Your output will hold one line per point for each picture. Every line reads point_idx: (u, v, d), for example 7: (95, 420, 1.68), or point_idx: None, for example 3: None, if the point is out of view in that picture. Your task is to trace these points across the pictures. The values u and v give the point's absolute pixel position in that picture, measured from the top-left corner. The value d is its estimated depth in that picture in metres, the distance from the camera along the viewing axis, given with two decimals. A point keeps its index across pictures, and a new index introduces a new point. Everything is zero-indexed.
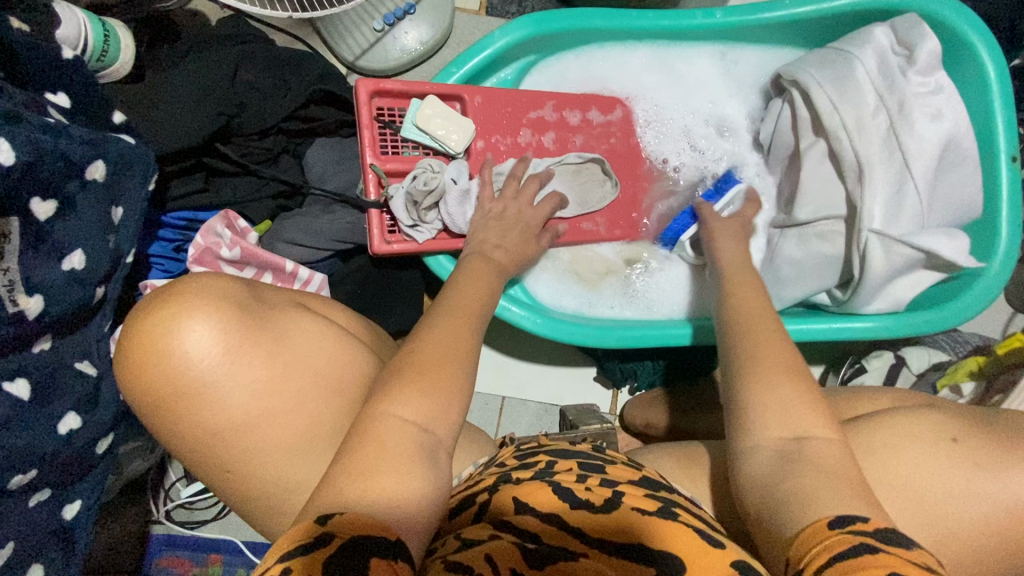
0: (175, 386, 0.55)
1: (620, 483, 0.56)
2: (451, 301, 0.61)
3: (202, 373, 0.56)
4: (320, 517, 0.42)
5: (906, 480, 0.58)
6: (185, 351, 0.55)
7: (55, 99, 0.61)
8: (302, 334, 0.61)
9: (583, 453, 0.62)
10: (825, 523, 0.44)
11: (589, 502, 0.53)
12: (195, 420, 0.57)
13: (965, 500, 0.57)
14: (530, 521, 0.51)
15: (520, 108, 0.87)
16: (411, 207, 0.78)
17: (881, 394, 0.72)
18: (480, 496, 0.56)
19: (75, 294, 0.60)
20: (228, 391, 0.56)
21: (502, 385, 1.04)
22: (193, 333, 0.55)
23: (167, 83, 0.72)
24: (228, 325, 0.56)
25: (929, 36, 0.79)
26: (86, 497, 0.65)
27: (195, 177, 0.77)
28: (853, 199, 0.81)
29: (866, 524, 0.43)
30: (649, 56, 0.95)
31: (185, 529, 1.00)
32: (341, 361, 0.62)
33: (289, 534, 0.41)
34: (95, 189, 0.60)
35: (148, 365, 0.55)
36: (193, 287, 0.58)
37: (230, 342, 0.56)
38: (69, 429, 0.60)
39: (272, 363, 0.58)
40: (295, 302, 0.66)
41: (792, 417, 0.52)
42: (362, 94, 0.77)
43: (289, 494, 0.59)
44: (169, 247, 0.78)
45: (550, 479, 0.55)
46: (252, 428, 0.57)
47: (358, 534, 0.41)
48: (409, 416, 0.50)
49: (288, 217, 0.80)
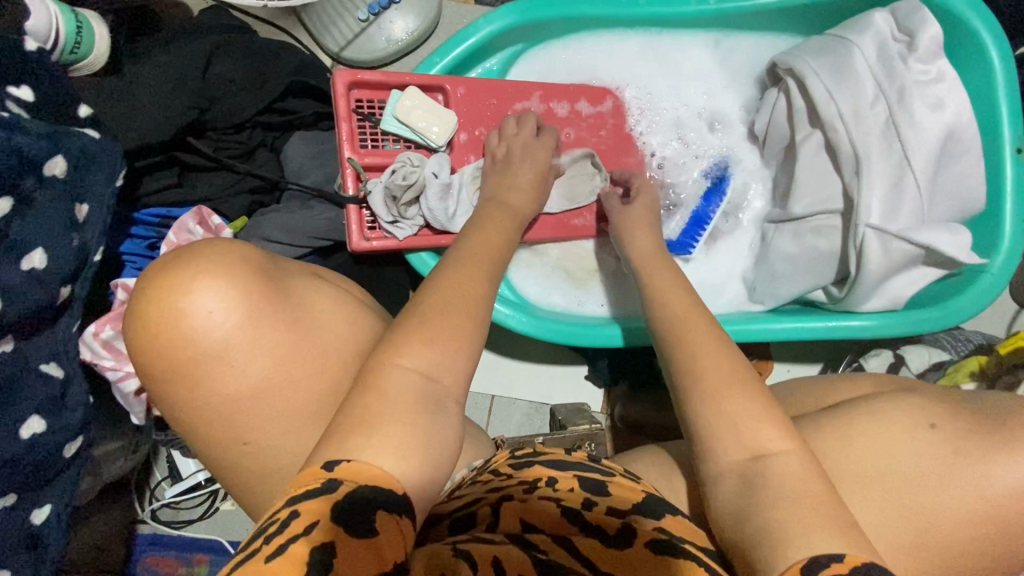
0: (196, 350, 0.53)
1: (629, 513, 0.53)
2: (459, 256, 0.59)
3: (225, 335, 0.53)
4: (326, 462, 0.42)
5: (883, 467, 0.57)
6: (205, 313, 0.52)
7: (17, 93, 0.59)
8: (321, 302, 0.59)
9: (581, 464, 0.59)
10: (798, 569, 0.42)
11: (601, 530, 0.51)
12: (216, 386, 0.54)
13: (946, 489, 0.56)
14: (540, 539, 0.51)
15: (505, 100, 0.84)
16: (390, 202, 0.75)
17: (856, 379, 0.71)
18: (483, 508, 0.53)
19: (36, 295, 0.58)
20: (250, 355, 0.54)
21: (491, 384, 1.02)
22: (214, 295, 0.53)
23: (138, 74, 0.70)
24: (246, 289, 0.54)
25: (930, 22, 0.75)
26: (57, 502, 0.61)
27: (168, 172, 0.75)
28: (851, 192, 0.78)
29: (841, 565, 0.42)
30: (641, 44, 0.91)
31: (172, 529, 0.96)
32: (359, 329, 0.60)
33: (298, 478, 0.41)
34: (54, 186, 0.58)
35: (167, 327, 0.52)
36: (214, 248, 0.56)
37: (248, 307, 0.54)
38: (31, 433, 0.58)
39: (293, 329, 0.56)
40: (311, 272, 0.64)
41: (746, 434, 0.51)
42: (339, 86, 0.75)
43: (257, 501, 0.57)
44: (142, 244, 0.76)
45: (559, 502, 0.54)
46: (218, 431, 0.55)
47: (366, 484, 0.41)
48: (412, 365, 0.48)
49: (266, 213, 0.78)
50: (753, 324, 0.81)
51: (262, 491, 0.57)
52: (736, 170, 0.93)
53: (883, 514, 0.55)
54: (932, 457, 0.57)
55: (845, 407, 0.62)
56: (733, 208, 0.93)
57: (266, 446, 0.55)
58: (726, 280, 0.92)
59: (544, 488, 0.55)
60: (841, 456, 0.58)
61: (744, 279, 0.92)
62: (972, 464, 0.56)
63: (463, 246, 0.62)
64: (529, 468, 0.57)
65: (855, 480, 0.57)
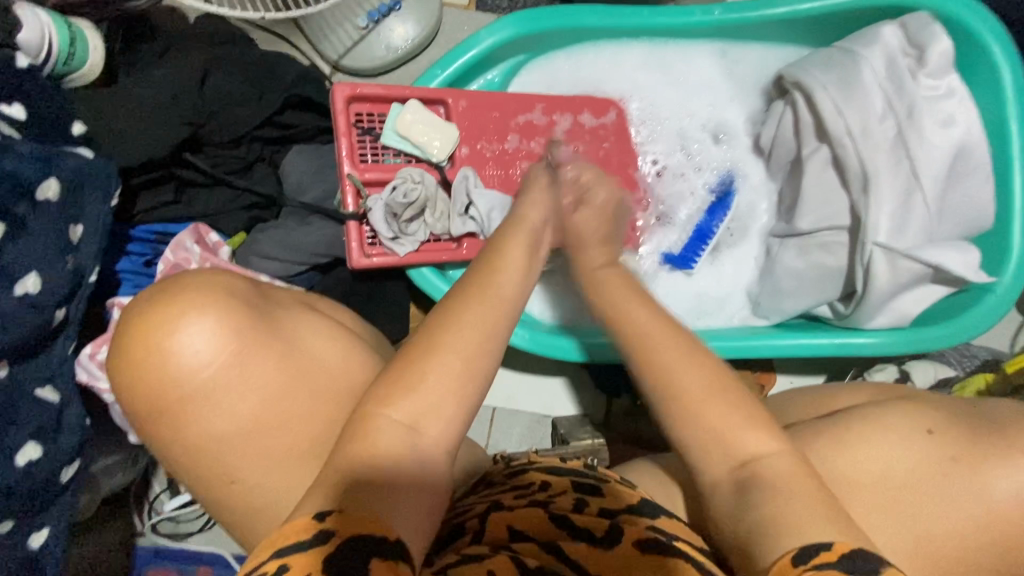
0: (183, 390, 0.52)
1: (620, 512, 0.52)
2: (466, 282, 0.56)
3: (213, 374, 0.52)
4: (316, 513, 0.42)
5: (883, 477, 0.56)
6: (191, 352, 0.52)
7: (9, 111, 0.58)
8: (313, 335, 0.58)
9: (573, 470, 0.59)
10: (789, 559, 0.42)
11: (589, 532, 0.50)
12: (203, 426, 0.53)
13: (949, 502, 0.55)
14: (528, 548, 0.49)
15: (506, 112, 0.82)
16: (391, 219, 0.74)
17: (858, 390, 0.69)
18: (471, 522, 0.53)
19: (31, 320, 0.57)
20: (239, 393, 0.53)
21: (491, 396, 1.00)
22: (201, 333, 0.52)
23: (134, 88, 0.68)
24: (231, 327, 0.53)
25: (941, 37, 0.75)
26: (55, 525, 0.61)
27: (164, 189, 0.74)
28: (858, 208, 0.77)
29: (832, 553, 0.41)
30: (645, 55, 0.90)
31: (172, 541, 0.94)
32: (354, 363, 0.58)
33: (289, 527, 0.41)
34: (49, 209, 0.57)
35: (153, 367, 0.51)
36: (198, 282, 0.55)
37: (232, 345, 0.53)
38: (27, 460, 0.57)
39: (283, 365, 0.55)
40: (303, 301, 0.63)
41: (753, 444, 0.50)
42: (339, 101, 0.74)
43: (252, 531, 0.55)
44: (139, 261, 0.75)
45: (549, 508, 0.52)
46: (211, 458, 0.53)
47: (357, 532, 0.40)
48: (397, 415, 0.47)
49: (264, 229, 0.77)
50: (752, 341, 0.80)
51: (254, 519, 0.55)
52: (741, 183, 0.91)
53: (885, 529, 0.55)
54: (925, 461, 0.56)
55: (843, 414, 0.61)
56: (737, 222, 0.91)
57: (259, 480, 0.54)
58: (730, 292, 0.91)
59: (538, 493, 0.54)
60: (844, 464, 0.57)
61: (748, 292, 0.91)
62: (975, 477, 0.55)
63: (470, 268, 0.59)
64: (525, 472, 0.58)
65: (860, 495, 0.56)
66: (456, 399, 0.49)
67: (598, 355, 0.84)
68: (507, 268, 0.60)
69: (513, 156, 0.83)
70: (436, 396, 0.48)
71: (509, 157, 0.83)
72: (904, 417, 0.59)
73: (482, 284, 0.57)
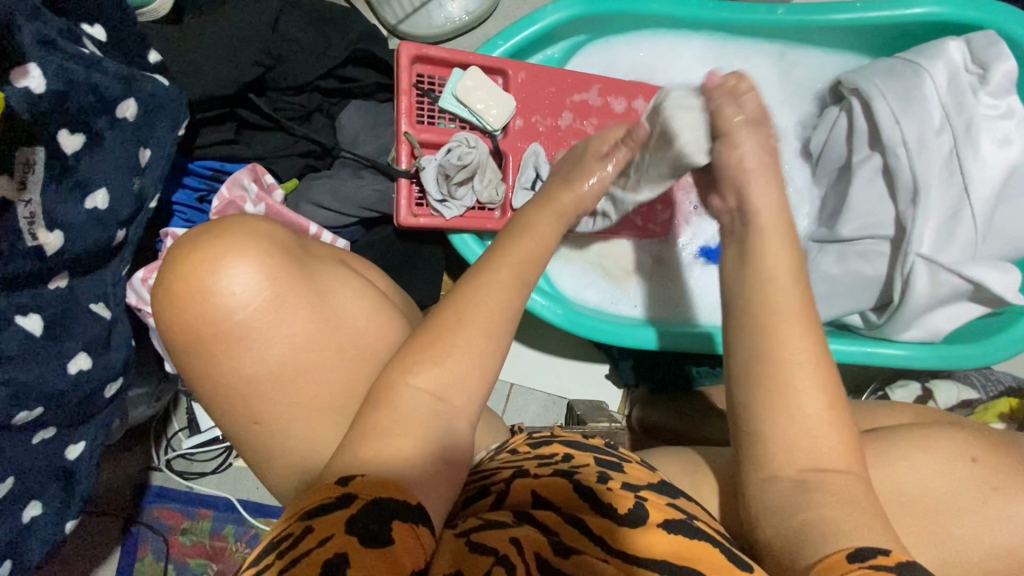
0: (218, 327, 0.52)
1: (641, 488, 0.52)
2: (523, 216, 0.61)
3: (247, 316, 0.52)
4: (340, 478, 0.42)
5: (913, 485, 0.57)
6: (232, 293, 0.52)
7: (91, 32, 0.58)
8: (344, 292, 0.58)
9: (594, 446, 0.58)
10: (844, 555, 0.43)
11: (610, 507, 0.49)
12: (233, 365, 0.53)
13: (977, 518, 0.56)
14: (550, 517, 0.48)
15: (563, 89, 0.83)
16: (441, 180, 0.75)
17: (892, 410, 0.70)
18: (496, 483, 0.53)
19: (94, 234, 0.58)
20: (271, 337, 0.53)
21: (511, 371, 1.01)
22: (243, 275, 0.52)
23: (207, 26, 0.70)
24: (273, 272, 0.53)
25: (1006, 57, 0.75)
26: (90, 440, 0.62)
27: (225, 127, 0.76)
28: (904, 219, 0.78)
29: (888, 557, 0.42)
30: (704, 48, 0.91)
31: (182, 480, 0.95)
32: (379, 324, 0.59)
33: (314, 491, 0.42)
34: (125, 128, 0.58)
35: (194, 303, 0.52)
36: (243, 227, 0.55)
37: (273, 289, 0.53)
38: (78, 369, 0.58)
39: (316, 315, 0.55)
40: (338, 258, 0.62)
41: (800, 436, 0.49)
42: (404, 58, 0.74)
43: (283, 465, 0.56)
44: (193, 196, 0.77)
45: (574, 478, 0.51)
46: (238, 396, 0.54)
47: (380, 496, 0.41)
48: (422, 384, 0.47)
49: (317, 178, 0.79)
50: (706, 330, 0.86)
51: (292, 452, 0.56)
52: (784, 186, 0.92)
53: (913, 535, 0.55)
54: (964, 483, 0.57)
55: (885, 431, 0.61)
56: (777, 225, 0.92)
57: (295, 416, 0.55)
58: None
59: (560, 463, 0.54)
60: (877, 468, 0.57)
61: None
62: (1007, 497, 0.56)
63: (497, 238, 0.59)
64: (548, 444, 0.58)
65: (890, 501, 0.56)
66: (494, 350, 0.50)
67: (630, 340, 0.84)
68: (531, 222, 0.59)
69: (565, 134, 0.84)
70: (482, 340, 0.50)
71: (561, 135, 0.84)
72: (942, 439, 0.59)
73: (526, 261, 0.56)
